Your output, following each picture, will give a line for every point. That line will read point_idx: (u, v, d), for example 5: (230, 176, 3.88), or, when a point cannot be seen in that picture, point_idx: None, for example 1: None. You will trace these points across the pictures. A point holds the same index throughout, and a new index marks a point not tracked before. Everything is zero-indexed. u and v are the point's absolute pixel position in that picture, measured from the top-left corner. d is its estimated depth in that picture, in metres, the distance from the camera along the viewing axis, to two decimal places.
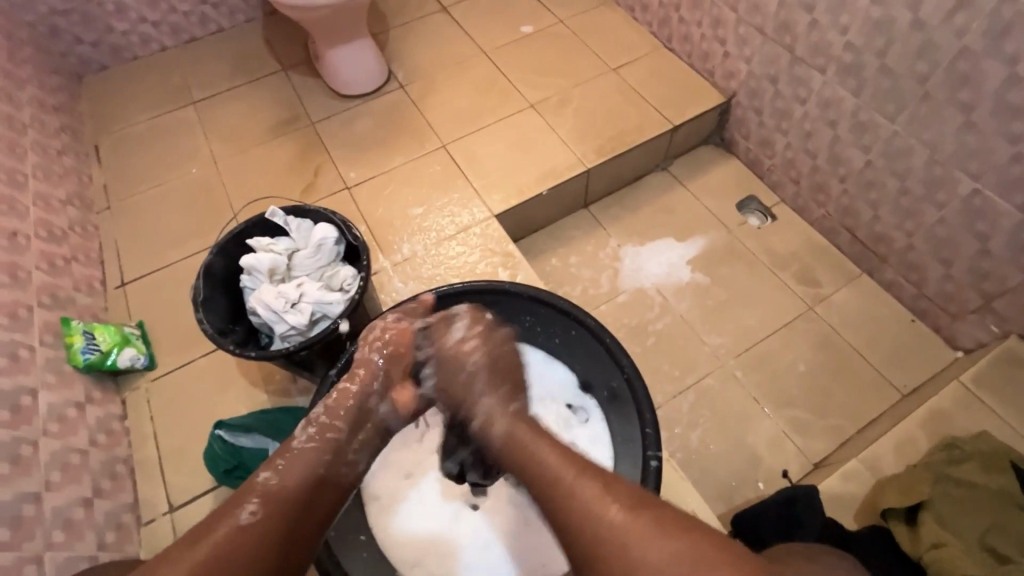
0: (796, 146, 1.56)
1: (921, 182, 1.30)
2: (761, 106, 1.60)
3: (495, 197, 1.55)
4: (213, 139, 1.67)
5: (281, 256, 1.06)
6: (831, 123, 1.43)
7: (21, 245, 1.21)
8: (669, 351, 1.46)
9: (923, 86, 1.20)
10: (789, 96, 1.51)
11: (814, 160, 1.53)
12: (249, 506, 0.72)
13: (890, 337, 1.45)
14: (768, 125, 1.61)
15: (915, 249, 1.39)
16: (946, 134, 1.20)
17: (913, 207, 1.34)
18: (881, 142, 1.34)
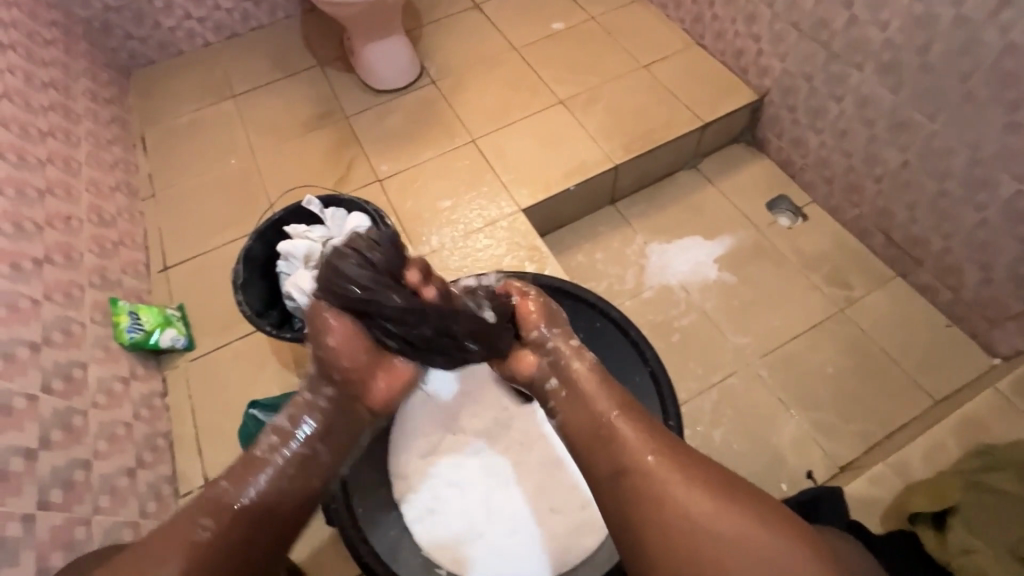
0: (830, 145, 1.53)
1: (960, 183, 1.26)
2: (795, 105, 1.58)
3: (522, 191, 1.57)
4: (252, 131, 1.73)
5: (316, 243, 1.10)
6: (868, 122, 1.40)
7: (75, 228, 1.28)
8: (693, 349, 1.45)
9: (966, 84, 1.17)
10: (824, 94, 1.48)
11: (849, 160, 1.50)
12: (243, 495, 0.77)
13: (924, 342, 1.41)
14: (802, 124, 1.58)
15: (953, 252, 1.35)
16: (989, 133, 1.17)
17: (952, 209, 1.31)
18: (920, 141, 1.31)
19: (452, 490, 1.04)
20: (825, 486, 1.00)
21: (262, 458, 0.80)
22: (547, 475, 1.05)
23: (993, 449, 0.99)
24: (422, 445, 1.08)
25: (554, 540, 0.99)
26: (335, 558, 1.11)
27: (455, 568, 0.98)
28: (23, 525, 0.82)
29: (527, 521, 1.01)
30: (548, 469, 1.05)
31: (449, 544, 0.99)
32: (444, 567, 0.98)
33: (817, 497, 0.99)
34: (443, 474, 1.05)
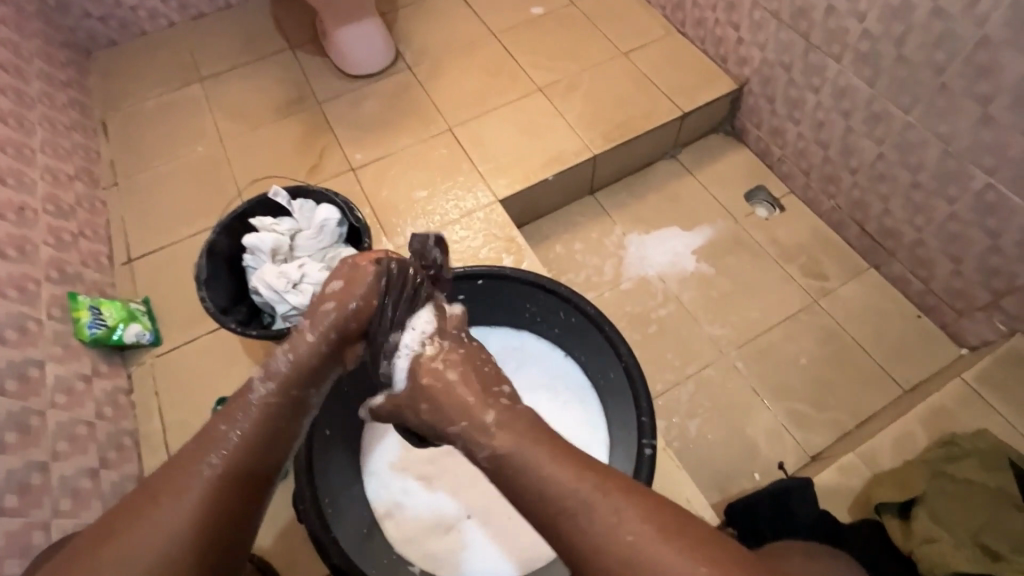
0: (808, 136, 1.53)
1: (933, 175, 1.27)
2: (774, 95, 1.57)
3: (499, 181, 1.54)
4: (219, 117, 1.67)
5: (284, 236, 1.06)
6: (845, 113, 1.40)
7: (29, 219, 1.22)
8: (671, 340, 1.46)
9: (940, 76, 1.17)
10: (802, 84, 1.48)
11: (825, 151, 1.50)
12: (213, 458, 0.70)
13: (895, 332, 1.44)
14: (781, 114, 1.58)
15: (926, 244, 1.36)
16: (962, 126, 1.18)
17: (924, 201, 1.32)
18: (895, 133, 1.31)
19: (428, 488, 1.04)
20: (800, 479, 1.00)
21: (231, 423, 0.73)
22: None
23: (957, 439, 1.01)
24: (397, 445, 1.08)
25: (528, 535, 0.99)
26: (308, 556, 1.10)
27: (430, 567, 0.97)
28: None
29: (501, 518, 1.01)
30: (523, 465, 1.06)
31: (424, 543, 0.99)
32: (418, 566, 0.96)
33: (794, 489, 0.99)
34: (418, 472, 1.05)
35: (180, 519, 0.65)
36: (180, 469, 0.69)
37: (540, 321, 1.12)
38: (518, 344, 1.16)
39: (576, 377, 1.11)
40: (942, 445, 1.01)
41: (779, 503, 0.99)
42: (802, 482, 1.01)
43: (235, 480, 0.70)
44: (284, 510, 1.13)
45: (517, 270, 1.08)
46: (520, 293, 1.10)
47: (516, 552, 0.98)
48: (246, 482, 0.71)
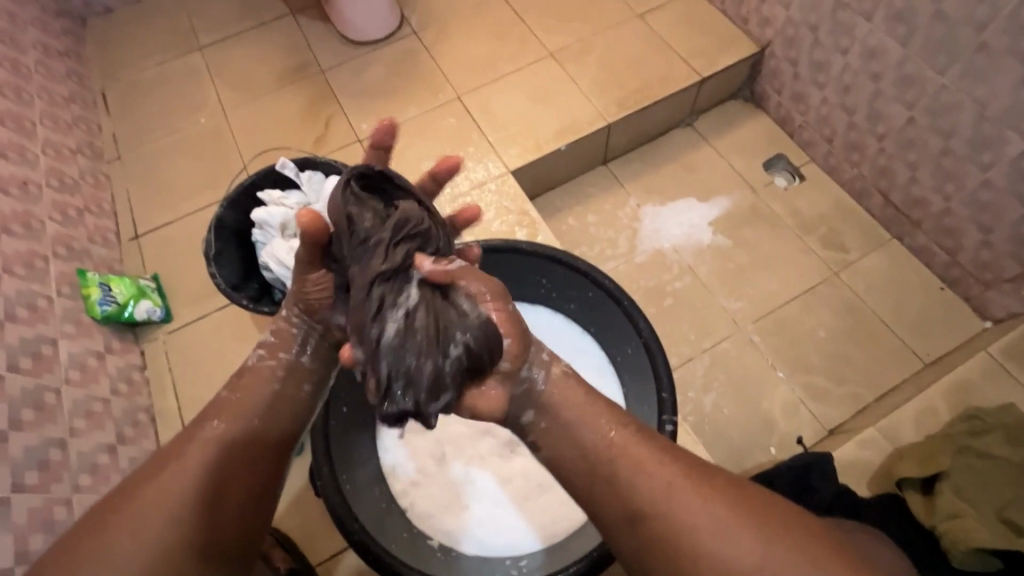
0: (832, 101, 1.47)
1: (966, 141, 1.22)
2: (797, 57, 1.50)
3: (510, 152, 1.49)
4: (221, 87, 1.62)
5: (293, 210, 1.04)
6: (873, 76, 1.34)
7: (33, 194, 1.20)
8: (687, 314, 1.43)
9: (981, 35, 1.10)
10: (829, 45, 1.41)
11: (851, 117, 1.44)
12: (214, 421, 0.77)
13: (917, 305, 1.40)
14: (805, 78, 1.51)
15: (954, 214, 1.31)
16: (1001, 88, 1.12)
17: (955, 168, 1.26)
18: (927, 96, 1.25)
19: (442, 463, 1.04)
20: (819, 454, 0.99)
21: (229, 391, 0.81)
22: None
23: (981, 414, 0.99)
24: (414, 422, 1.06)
25: (545, 510, 0.99)
26: (327, 529, 1.11)
27: (447, 540, 0.97)
28: None
29: (519, 492, 1.01)
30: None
31: (440, 517, 0.99)
32: (436, 539, 0.97)
33: (813, 463, 0.98)
34: (432, 448, 1.05)
35: (185, 481, 0.71)
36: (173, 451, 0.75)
37: (556, 296, 1.08)
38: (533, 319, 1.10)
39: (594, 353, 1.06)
40: (966, 420, 0.99)
41: (799, 477, 0.98)
42: (822, 456, 1.00)
43: (239, 434, 0.77)
44: (301, 484, 1.14)
45: (535, 246, 1.05)
46: (538, 267, 1.07)
47: (535, 527, 0.98)
48: (253, 436, 0.78)
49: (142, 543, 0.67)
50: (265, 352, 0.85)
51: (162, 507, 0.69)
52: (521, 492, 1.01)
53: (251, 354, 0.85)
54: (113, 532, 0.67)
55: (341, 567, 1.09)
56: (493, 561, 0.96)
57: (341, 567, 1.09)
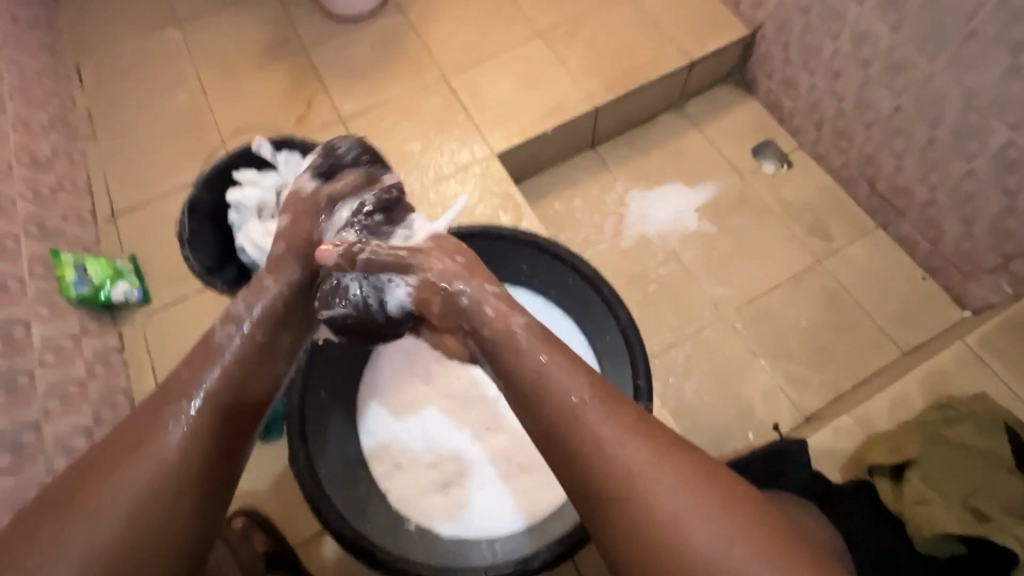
0: (822, 87, 1.46)
1: (952, 131, 1.21)
2: (788, 42, 1.48)
3: (496, 135, 1.47)
4: (200, 62, 1.57)
5: (269, 191, 1.02)
6: (863, 63, 1.32)
7: (3, 172, 1.17)
8: (670, 301, 1.43)
9: (970, 22, 1.09)
10: (820, 30, 1.39)
11: (839, 104, 1.43)
12: (176, 412, 0.76)
13: (898, 295, 1.41)
14: (796, 63, 1.49)
15: (939, 205, 1.31)
16: (988, 77, 1.11)
17: (940, 158, 1.26)
18: (915, 85, 1.24)
19: (421, 447, 1.04)
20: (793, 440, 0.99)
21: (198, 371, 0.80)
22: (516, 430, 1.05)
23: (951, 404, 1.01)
24: (393, 405, 1.07)
25: (523, 493, 1.00)
26: (307, 511, 1.12)
27: (425, 522, 0.98)
28: None
29: (497, 475, 1.02)
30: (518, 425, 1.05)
31: (418, 500, 0.99)
32: (413, 522, 0.98)
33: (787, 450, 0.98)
34: (411, 433, 1.05)
35: (142, 477, 0.71)
36: (155, 414, 0.76)
37: (538, 283, 1.07)
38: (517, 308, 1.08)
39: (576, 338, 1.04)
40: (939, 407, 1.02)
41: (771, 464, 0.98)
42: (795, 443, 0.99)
43: (201, 428, 0.76)
44: (280, 467, 1.14)
45: (516, 235, 1.05)
46: (519, 256, 1.06)
47: (512, 509, 0.99)
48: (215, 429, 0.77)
49: (92, 535, 0.67)
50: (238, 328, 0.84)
51: (153, 465, 0.72)
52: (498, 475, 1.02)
53: (218, 328, 0.84)
54: (77, 506, 0.68)
55: (321, 548, 1.10)
56: (470, 542, 0.96)
57: (320, 549, 1.10)
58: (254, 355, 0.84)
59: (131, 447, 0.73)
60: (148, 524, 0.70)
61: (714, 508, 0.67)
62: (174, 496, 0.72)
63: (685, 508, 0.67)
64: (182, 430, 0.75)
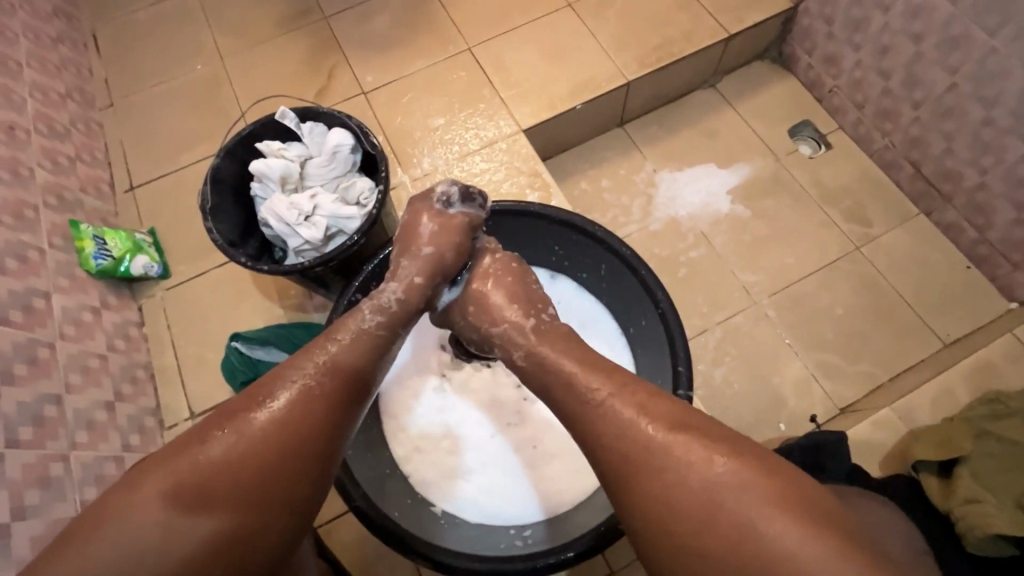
0: (867, 64, 1.38)
1: (1011, 111, 1.14)
2: (833, 15, 1.40)
3: (523, 110, 1.41)
4: (217, 31, 1.53)
5: (293, 163, 0.98)
6: (915, 38, 1.24)
7: (21, 140, 1.14)
8: (701, 286, 1.39)
9: None
10: (869, 2, 1.31)
11: (887, 82, 1.35)
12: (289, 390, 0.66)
13: (941, 284, 1.35)
14: (841, 37, 1.41)
15: (991, 190, 1.24)
16: None
17: (995, 140, 1.19)
18: (972, 61, 1.16)
19: (447, 430, 1.02)
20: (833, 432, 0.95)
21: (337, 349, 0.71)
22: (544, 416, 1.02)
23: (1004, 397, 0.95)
24: (417, 388, 1.04)
25: (551, 481, 0.97)
26: (329, 491, 1.10)
27: (451, 507, 0.96)
28: None
29: (523, 461, 0.99)
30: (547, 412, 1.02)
31: (444, 484, 0.97)
32: (439, 506, 0.96)
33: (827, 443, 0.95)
34: (437, 415, 1.03)
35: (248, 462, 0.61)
36: (266, 387, 0.66)
37: (568, 264, 1.06)
38: (546, 288, 1.08)
39: (605, 322, 1.05)
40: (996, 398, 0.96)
41: (811, 456, 0.95)
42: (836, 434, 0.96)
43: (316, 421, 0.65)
44: None
45: (547, 212, 0.99)
46: (550, 235, 1.03)
47: (539, 496, 0.96)
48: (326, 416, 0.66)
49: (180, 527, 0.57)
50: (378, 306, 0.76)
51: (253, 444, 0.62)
52: (525, 461, 0.99)
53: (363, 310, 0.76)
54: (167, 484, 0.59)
55: (345, 527, 1.08)
56: (496, 529, 0.94)
57: (343, 529, 1.08)
58: (378, 348, 0.74)
59: (231, 417, 0.64)
60: (231, 517, 0.59)
61: (760, 489, 0.56)
62: (264, 487, 0.61)
63: (725, 490, 0.57)
64: (288, 410, 0.64)
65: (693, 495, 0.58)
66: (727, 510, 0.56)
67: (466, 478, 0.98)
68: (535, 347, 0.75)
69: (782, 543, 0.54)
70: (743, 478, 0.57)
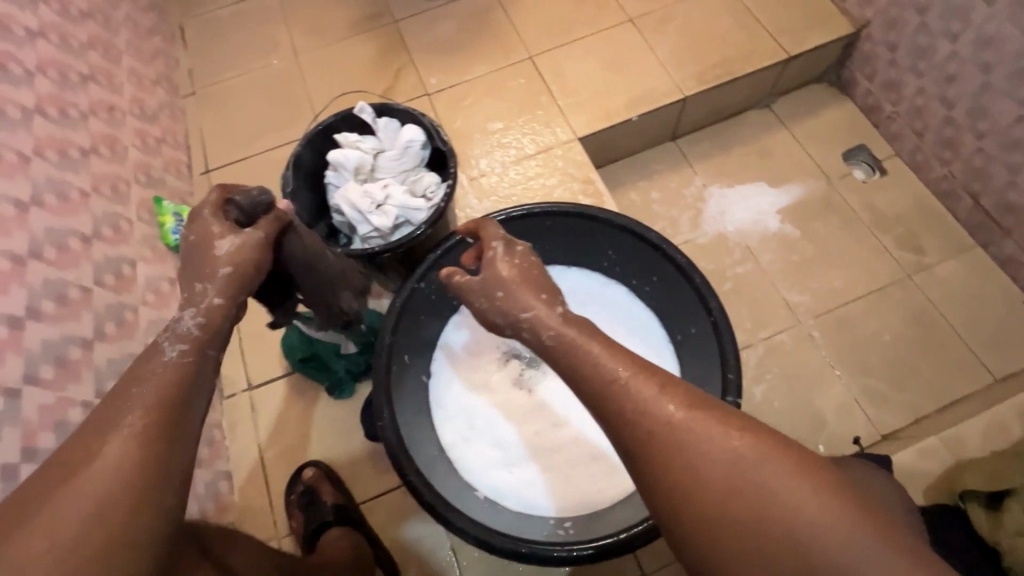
0: (930, 92, 1.37)
1: None
2: (897, 42, 1.40)
3: (580, 119, 1.45)
4: (295, 30, 1.62)
5: (367, 154, 1.04)
6: (983, 68, 1.24)
7: (118, 120, 1.23)
8: (745, 302, 1.39)
9: None
10: (936, 31, 1.30)
11: (949, 111, 1.35)
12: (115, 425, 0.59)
13: (996, 318, 1.33)
14: (905, 63, 1.40)
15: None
16: None
17: None
18: None
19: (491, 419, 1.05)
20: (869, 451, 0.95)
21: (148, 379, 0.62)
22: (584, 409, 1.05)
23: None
24: (464, 376, 1.09)
25: (589, 476, 1.00)
26: (373, 470, 1.15)
27: (493, 493, 0.99)
28: (83, 412, 0.85)
29: (564, 452, 1.02)
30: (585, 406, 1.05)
31: (486, 470, 1.01)
32: (482, 493, 0.99)
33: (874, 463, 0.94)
34: (482, 403, 1.07)
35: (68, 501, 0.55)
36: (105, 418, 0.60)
37: (620, 268, 1.08)
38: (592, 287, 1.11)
39: (655, 328, 1.07)
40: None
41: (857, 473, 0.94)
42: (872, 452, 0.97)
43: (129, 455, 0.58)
44: (350, 425, 1.18)
45: (607, 214, 1.02)
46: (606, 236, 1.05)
47: (579, 487, 0.99)
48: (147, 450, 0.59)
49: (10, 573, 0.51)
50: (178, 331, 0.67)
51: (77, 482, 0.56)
52: (566, 452, 1.02)
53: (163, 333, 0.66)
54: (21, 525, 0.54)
55: (386, 506, 1.13)
56: (536, 516, 0.97)
57: (383, 508, 1.13)
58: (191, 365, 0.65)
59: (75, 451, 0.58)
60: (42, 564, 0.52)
61: (784, 465, 0.56)
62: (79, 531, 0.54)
63: (749, 466, 0.57)
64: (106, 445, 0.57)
65: (720, 473, 0.57)
66: (753, 482, 0.56)
67: (508, 465, 1.01)
68: (574, 319, 0.75)
69: (806, 514, 0.53)
70: (765, 455, 0.57)
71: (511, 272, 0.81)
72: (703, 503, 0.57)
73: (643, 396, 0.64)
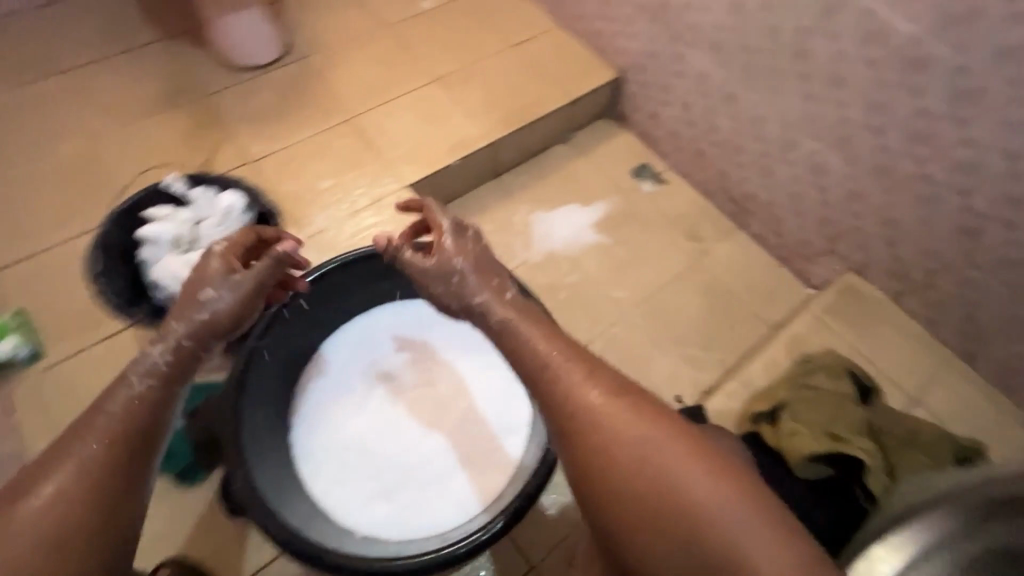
0: (678, 118, 1.74)
1: (777, 144, 1.52)
2: (647, 82, 1.76)
3: (407, 168, 1.58)
4: (87, 112, 1.53)
5: (184, 225, 1.03)
6: (706, 96, 1.62)
7: None
8: (580, 306, 1.59)
9: (777, 60, 1.40)
10: (670, 72, 1.68)
11: (693, 130, 1.72)
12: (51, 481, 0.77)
13: (759, 281, 1.69)
14: (659, 96, 1.76)
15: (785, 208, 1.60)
16: (794, 103, 1.43)
17: (773, 167, 1.57)
18: (746, 111, 1.54)
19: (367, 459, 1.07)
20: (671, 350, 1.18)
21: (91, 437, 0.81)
22: (456, 424, 1.10)
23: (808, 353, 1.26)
24: (335, 415, 1.10)
25: (473, 495, 1.04)
26: (244, 547, 1.08)
27: (368, 531, 0.99)
28: None
29: (441, 470, 1.07)
30: (470, 425, 1.10)
31: (360, 507, 1.02)
32: (358, 532, 0.99)
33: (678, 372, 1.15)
34: (354, 439, 1.08)
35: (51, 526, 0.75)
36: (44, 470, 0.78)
37: (450, 295, 1.16)
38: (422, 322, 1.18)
39: (487, 353, 1.16)
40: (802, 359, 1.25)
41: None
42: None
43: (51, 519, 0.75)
44: (211, 509, 1.10)
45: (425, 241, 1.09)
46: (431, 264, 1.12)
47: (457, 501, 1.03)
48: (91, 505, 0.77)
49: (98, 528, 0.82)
50: (146, 373, 0.87)
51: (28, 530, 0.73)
52: (442, 469, 1.07)
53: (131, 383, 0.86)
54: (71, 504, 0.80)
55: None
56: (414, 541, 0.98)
57: None
58: (140, 415, 0.84)
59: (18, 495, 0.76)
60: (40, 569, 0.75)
61: (669, 437, 0.79)
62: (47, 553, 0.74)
63: (653, 445, 0.78)
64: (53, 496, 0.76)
65: (615, 438, 0.80)
66: (648, 458, 0.77)
67: (383, 498, 1.03)
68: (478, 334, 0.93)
69: (695, 491, 0.73)
70: (659, 443, 0.79)
71: (465, 254, 0.98)
72: (615, 474, 0.78)
73: (569, 381, 0.85)
